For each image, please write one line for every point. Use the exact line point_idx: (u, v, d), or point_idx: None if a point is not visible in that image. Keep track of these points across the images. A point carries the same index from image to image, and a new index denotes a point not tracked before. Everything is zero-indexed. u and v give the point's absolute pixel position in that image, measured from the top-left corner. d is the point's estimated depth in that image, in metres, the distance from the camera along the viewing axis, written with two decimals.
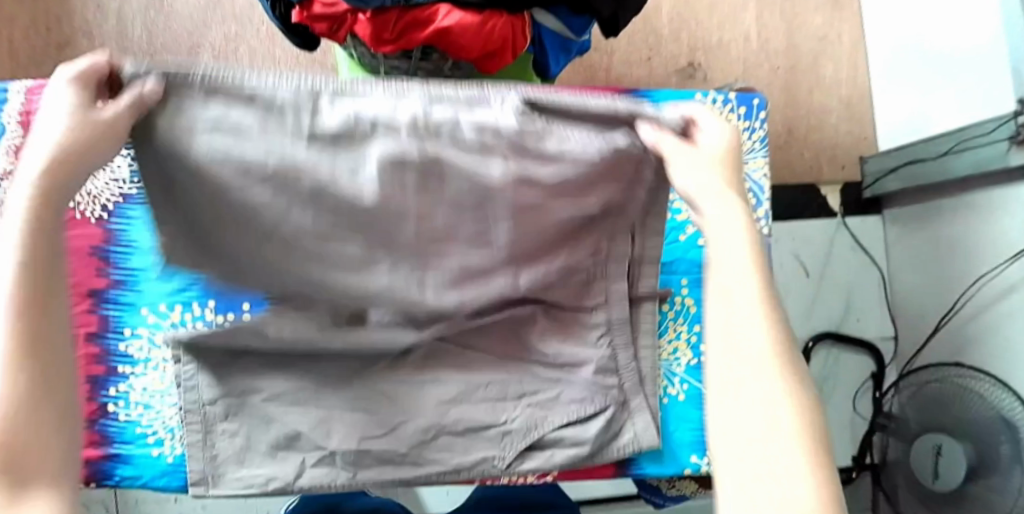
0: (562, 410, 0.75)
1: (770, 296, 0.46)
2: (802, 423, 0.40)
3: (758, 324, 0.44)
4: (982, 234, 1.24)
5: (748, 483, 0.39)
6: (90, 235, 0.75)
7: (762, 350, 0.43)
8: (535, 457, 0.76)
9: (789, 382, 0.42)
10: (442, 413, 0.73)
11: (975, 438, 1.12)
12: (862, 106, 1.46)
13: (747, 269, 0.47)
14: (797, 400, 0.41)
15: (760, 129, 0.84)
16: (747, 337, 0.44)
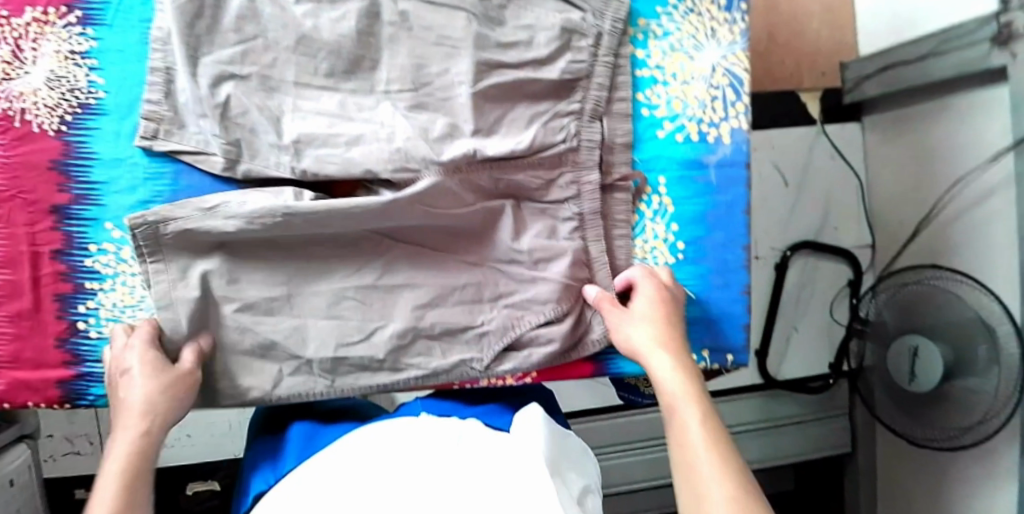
0: (536, 309, 0.76)
1: (702, 408, 0.63)
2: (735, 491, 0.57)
3: (696, 431, 0.61)
4: (962, 139, 1.24)
5: None
6: (46, 149, 0.72)
7: (704, 453, 0.59)
8: (515, 357, 0.75)
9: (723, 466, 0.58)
10: (420, 315, 0.74)
11: (952, 340, 1.15)
12: (844, 9, 1.41)
13: (687, 395, 0.64)
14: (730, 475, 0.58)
15: (740, 21, 0.81)
16: (693, 446, 0.60)
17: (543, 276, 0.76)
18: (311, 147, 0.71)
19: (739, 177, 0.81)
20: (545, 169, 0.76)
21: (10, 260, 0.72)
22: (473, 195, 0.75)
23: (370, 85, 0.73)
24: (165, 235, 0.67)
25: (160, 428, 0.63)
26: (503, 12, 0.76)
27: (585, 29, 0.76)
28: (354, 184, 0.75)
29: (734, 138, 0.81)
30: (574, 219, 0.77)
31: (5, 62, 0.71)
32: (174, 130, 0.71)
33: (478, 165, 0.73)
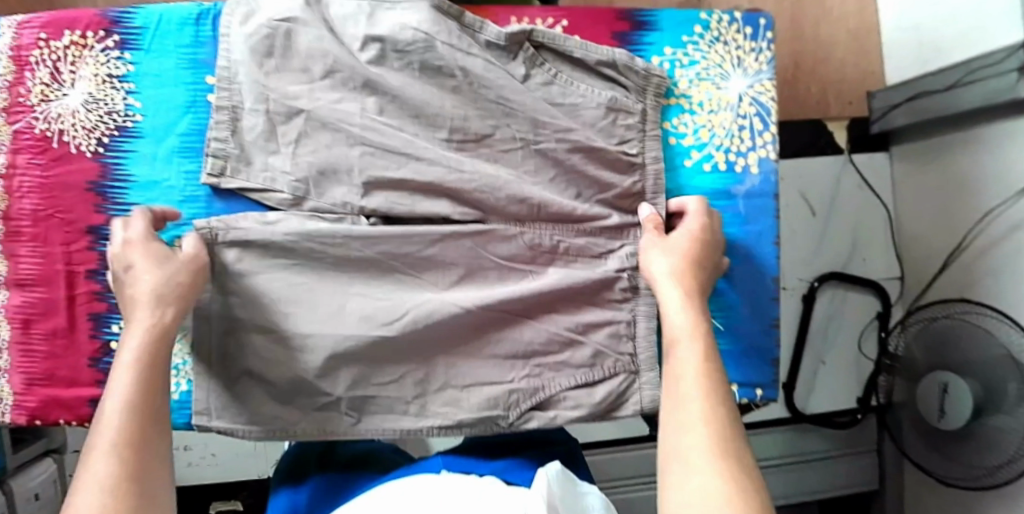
0: (570, 372, 0.75)
1: (708, 355, 0.60)
2: (716, 436, 0.53)
3: (694, 372, 0.58)
4: (990, 171, 1.22)
5: (683, 487, 0.51)
6: (84, 171, 0.74)
7: (697, 397, 0.56)
8: (540, 417, 0.74)
9: (711, 409, 0.55)
10: (449, 360, 0.74)
11: (983, 375, 1.12)
12: (871, 40, 1.41)
13: (688, 332, 0.61)
14: (717, 421, 0.54)
15: (768, 50, 0.81)
16: (685, 377, 0.58)
17: (582, 341, 0.75)
18: (379, 190, 0.73)
19: (769, 207, 0.80)
20: (606, 236, 0.77)
21: (47, 278, 0.74)
22: (532, 253, 0.75)
23: (410, 124, 0.73)
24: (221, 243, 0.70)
25: (168, 334, 0.60)
26: (549, 89, 0.76)
27: (631, 107, 0.76)
28: (418, 221, 0.75)
29: (762, 168, 0.80)
30: (629, 293, 0.77)
31: (45, 84, 0.74)
32: (240, 167, 0.72)
33: (541, 222, 0.76)
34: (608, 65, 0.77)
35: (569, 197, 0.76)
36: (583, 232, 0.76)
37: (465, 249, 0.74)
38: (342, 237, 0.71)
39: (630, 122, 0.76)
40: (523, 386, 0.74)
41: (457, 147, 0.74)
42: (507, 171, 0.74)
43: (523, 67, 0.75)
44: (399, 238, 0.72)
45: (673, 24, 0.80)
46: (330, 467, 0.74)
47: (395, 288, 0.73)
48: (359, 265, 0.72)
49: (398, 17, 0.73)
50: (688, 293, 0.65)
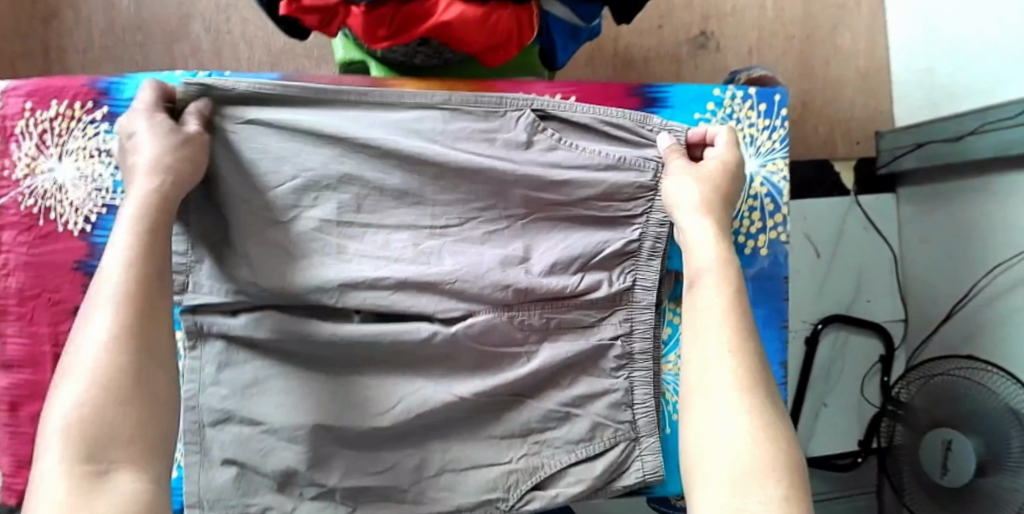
0: (571, 450, 0.73)
1: (732, 280, 0.61)
2: (742, 367, 0.55)
3: (717, 299, 0.59)
4: (999, 221, 1.20)
5: (711, 423, 0.53)
6: (71, 250, 0.72)
7: (721, 325, 0.57)
8: (540, 498, 0.72)
9: (734, 331, 0.57)
10: (446, 449, 0.72)
11: (986, 433, 1.10)
12: (880, 79, 1.39)
13: (712, 257, 0.63)
14: (740, 347, 0.56)
15: (781, 128, 0.78)
16: (708, 301, 0.59)
17: (579, 413, 0.74)
18: (354, 290, 0.68)
19: (778, 290, 0.78)
20: (595, 309, 0.75)
21: (34, 359, 0.72)
22: (522, 336, 0.73)
23: (414, 213, 0.71)
24: (210, 334, 0.69)
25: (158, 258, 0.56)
26: (552, 153, 0.72)
27: (644, 168, 0.73)
28: (412, 316, 0.71)
29: (773, 250, 0.77)
30: (623, 359, 0.75)
31: (30, 157, 0.71)
32: (228, 250, 0.68)
33: (529, 303, 0.72)
34: (615, 125, 0.73)
35: (563, 272, 0.73)
36: (575, 305, 0.74)
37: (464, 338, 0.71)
38: (329, 340, 0.68)
39: (641, 182, 0.73)
40: (523, 466, 0.72)
41: (440, 233, 0.71)
42: (492, 253, 0.72)
43: (525, 132, 0.72)
44: (392, 337, 0.69)
45: (684, 100, 0.78)
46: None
47: (394, 373, 0.71)
48: (354, 353, 0.70)
49: (372, 118, 0.70)
50: (718, 228, 0.65)
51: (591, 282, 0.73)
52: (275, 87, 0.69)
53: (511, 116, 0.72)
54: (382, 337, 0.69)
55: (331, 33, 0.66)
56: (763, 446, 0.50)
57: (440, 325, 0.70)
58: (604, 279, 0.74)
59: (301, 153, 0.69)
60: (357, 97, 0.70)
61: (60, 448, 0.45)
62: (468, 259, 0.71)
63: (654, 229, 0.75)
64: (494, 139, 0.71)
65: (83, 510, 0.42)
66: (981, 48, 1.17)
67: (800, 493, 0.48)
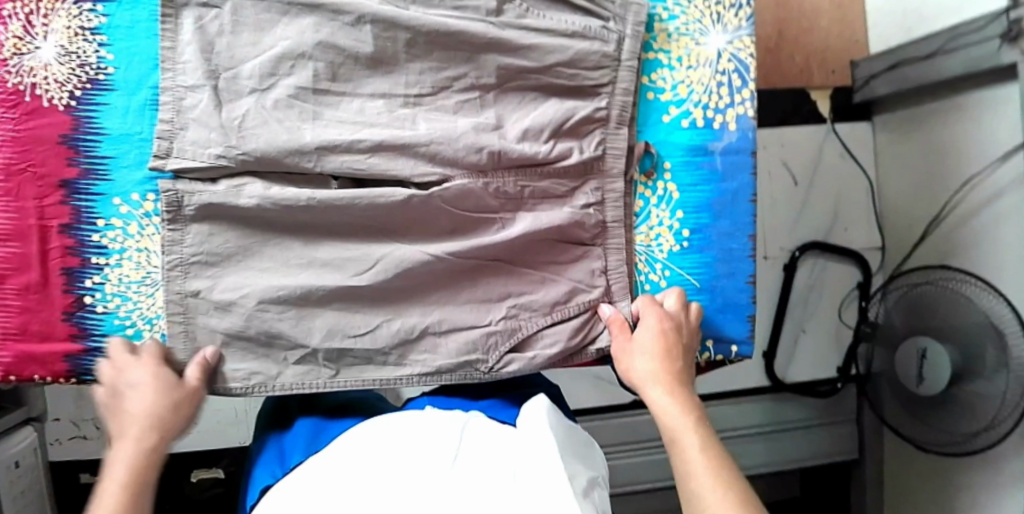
0: (550, 309, 0.76)
1: (670, 371, 0.69)
2: (684, 407, 0.66)
3: (660, 386, 0.68)
4: (972, 139, 1.22)
5: None
6: (56, 124, 0.73)
7: (669, 404, 0.66)
8: (519, 360, 0.74)
9: (669, 383, 0.68)
10: (427, 313, 0.74)
11: (962, 342, 1.12)
12: (855, 9, 1.41)
13: (657, 372, 0.69)
14: (679, 394, 0.67)
15: (747, 6, 0.81)
16: (657, 393, 0.68)
17: (557, 278, 0.76)
18: (333, 155, 0.70)
19: (745, 164, 0.82)
20: (568, 178, 0.77)
21: (19, 233, 0.72)
22: (498, 201, 0.75)
23: (393, 81, 0.73)
24: (187, 207, 0.69)
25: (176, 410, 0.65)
26: (522, 21, 0.75)
27: (607, 37, 0.76)
28: (389, 181, 0.73)
29: (740, 125, 0.81)
30: (598, 228, 0.78)
31: (17, 37, 0.73)
32: (209, 114, 0.70)
33: (503, 170, 0.75)
34: None
35: (531, 142, 0.75)
36: (546, 177, 0.76)
37: (436, 207, 0.73)
38: (307, 203, 0.69)
39: (605, 50, 0.76)
40: (501, 329, 0.75)
41: (413, 102, 0.73)
42: (465, 121, 0.74)
43: (494, 0, 0.74)
44: (367, 201, 0.70)
45: None
46: (315, 410, 0.76)
47: (372, 237, 0.73)
48: (334, 218, 0.71)
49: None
50: (671, 391, 0.67)
51: (563, 149, 0.76)
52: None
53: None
54: (359, 199, 0.70)
55: None
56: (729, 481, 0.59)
57: (416, 189, 0.72)
58: (575, 147, 0.77)
59: (278, 20, 0.71)
60: None
61: None
62: (444, 126, 0.73)
63: (622, 102, 0.78)
64: (463, 8, 0.73)
65: None
66: None
67: None
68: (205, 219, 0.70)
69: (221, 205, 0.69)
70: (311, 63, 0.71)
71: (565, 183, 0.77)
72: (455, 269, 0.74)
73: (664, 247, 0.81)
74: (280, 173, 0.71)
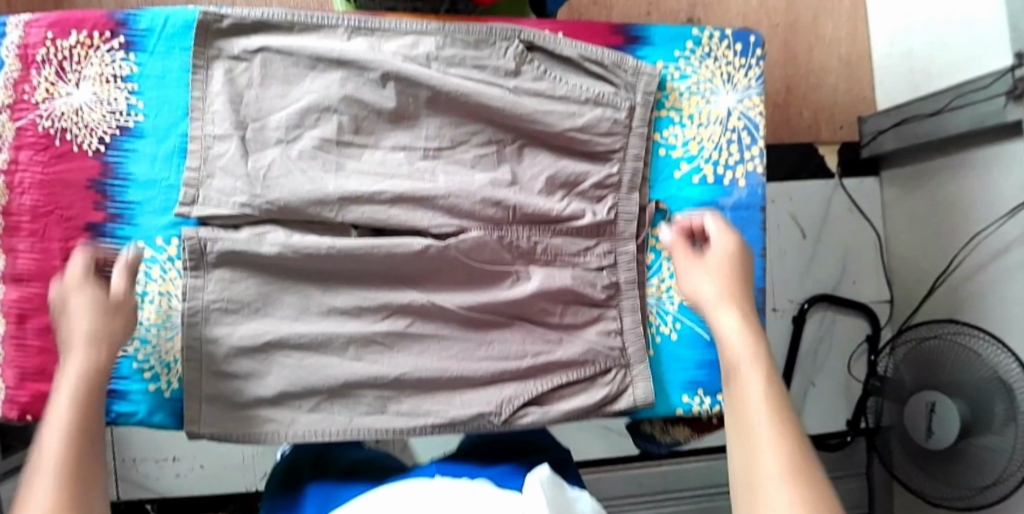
0: (562, 370, 0.76)
1: (739, 296, 0.65)
2: (748, 329, 0.61)
3: (729, 310, 0.63)
4: (978, 194, 1.22)
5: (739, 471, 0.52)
6: (84, 169, 0.75)
7: (734, 328, 0.61)
8: (536, 411, 0.75)
9: (737, 305, 0.64)
10: (442, 364, 0.74)
11: (969, 396, 1.12)
12: (862, 66, 1.45)
13: (721, 292, 0.65)
14: (747, 318, 0.62)
15: (757, 66, 0.84)
16: (723, 315, 0.63)
17: (571, 339, 0.77)
18: (355, 205, 0.72)
19: (755, 220, 0.83)
20: (582, 236, 0.78)
21: (44, 274, 0.74)
22: (511, 255, 0.76)
23: (413, 136, 0.75)
24: (209, 253, 0.70)
25: (84, 380, 0.56)
26: (539, 83, 0.77)
27: (618, 105, 0.78)
28: (407, 232, 0.75)
29: (750, 181, 0.82)
30: (612, 288, 0.79)
31: (50, 82, 0.75)
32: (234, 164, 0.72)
33: (519, 224, 0.76)
34: (596, 62, 0.79)
35: (546, 199, 0.77)
36: (560, 232, 0.77)
37: (451, 259, 0.74)
38: (327, 251, 0.71)
39: (617, 117, 0.78)
40: (515, 384, 0.75)
41: (432, 155, 0.75)
42: (482, 176, 0.76)
43: (513, 61, 0.76)
44: (386, 250, 0.72)
45: (665, 39, 0.83)
46: (325, 473, 0.72)
47: (390, 286, 0.74)
48: (355, 267, 0.73)
49: (370, 42, 0.75)
50: (745, 315, 0.63)
51: (576, 209, 0.77)
52: (281, 18, 0.74)
53: (501, 46, 0.76)
54: (378, 249, 0.72)
55: None
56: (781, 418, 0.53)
57: (434, 240, 0.74)
58: (589, 210, 0.78)
59: (306, 72, 0.73)
60: (358, 27, 0.75)
61: None
62: (461, 179, 0.75)
63: (635, 159, 0.80)
64: (483, 67, 0.76)
65: None
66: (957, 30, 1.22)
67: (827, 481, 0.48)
68: (226, 264, 0.71)
69: (243, 254, 0.71)
70: (337, 116, 0.73)
71: (582, 240, 0.78)
72: (469, 322, 0.75)
73: (675, 300, 0.82)
74: (302, 220, 0.73)
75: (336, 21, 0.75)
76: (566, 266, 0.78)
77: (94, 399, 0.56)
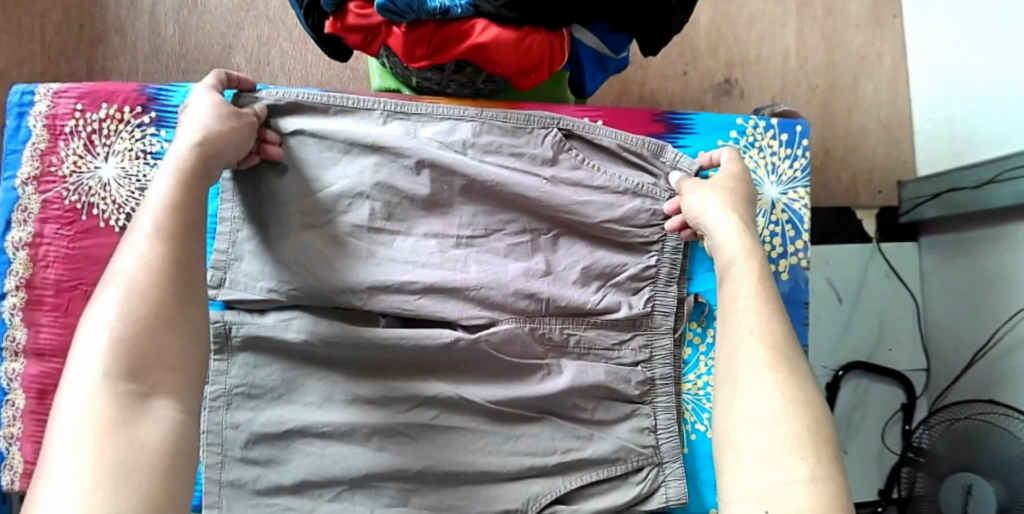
0: (592, 467, 0.73)
1: (758, 256, 0.62)
2: (765, 291, 0.59)
3: (745, 270, 0.61)
4: (1021, 267, 1.17)
5: (741, 421, 0.50)
6: (110, 244, 0.74)
7: (749, 287, 0.59)
8: (561, 511, 0.71)
9: (756, 264, 0.61)
10: (469, 459, 0.71)
11: (1006, 479, 1.05)
12: (902, 130, 1.43)
13: (741, 247, 0.63)
14: (764, 279, 0.60)
15: (802, 157, 0.82)
16: (740, 271, 0.61)
17: (602, 435, 0.74)
18: (383, 295, 0.70)
19: (799, 315, 0.79)
20: (616, 329, 0.76)
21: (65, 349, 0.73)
22: (543, 347, 0.74)
23: (446, 222, 0.73)
24: (234, 337, 0.68)
25: (187, 240, 0.52)
26: (576, 173, 0.75)
27: (658, 196, 0.76)
28: (438, 321, 0.73)
29: (793, 274, 0.79)
30: (646, 383, 0.76)
31: (78, 155, 0.75)
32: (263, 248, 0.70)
33: (550, 316, 0.74)
34: (635, 152, 0.77)
35: (580, 290, 0.75)
36: (594, 324, 0.75)
37: (479, 352, 0.71)
38: (353, 340, 0.69)
39: (656, 208, 0.76)
40: (543, 480, 0.72)
41: (466, 243, 0.73)
42: (515, 266, 0.74)
43: (550, 150, 0.75)
44: (414, 341, 0.70)
45: (708, 128, 0.81)
46: None
47: (418, 375, 0.72)
48: (379, 355, 0.70)
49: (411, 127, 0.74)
50: (762, 273, 0.60)
51: (611, 301, 0.75)
52: (318, 101, 0.73)
53: (539, 134, 0.75)
54: (407, 339, 0.70)
55: (374, 52, 0.73)
56: (793, 383, 0.51)
57: (464, 332, 0.72)
58: (624, 302, 0.76)
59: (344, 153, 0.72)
60: (394, 110, 0.74)
61: (94, 370, 0.42)
62: (493, 270, 0.73)
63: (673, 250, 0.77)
64: (520, 155, 0.75)
65: (120, 425, 0.40)
66: (1004, 99, 1.18)
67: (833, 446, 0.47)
68: (251, 350, 0.69)
69: (269, 342, 0.69)
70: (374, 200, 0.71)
71: (618, 330, 0.76)
72: (497, 418, 0.73)
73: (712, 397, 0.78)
74: (326, 305, 0.70)
75: (376, 105, 0.74)
76: (599, 359, 0.76)
77: (192, 259, 0.52)
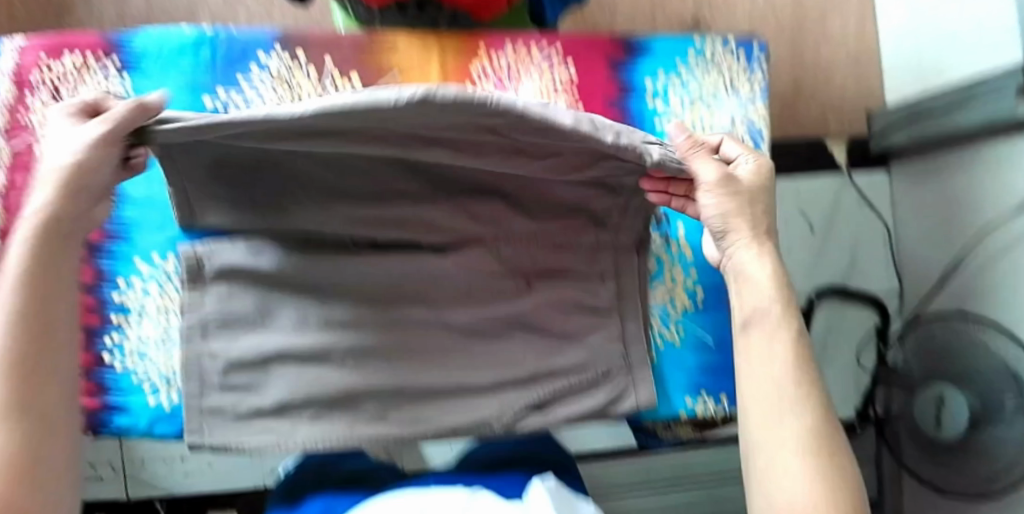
0: (563, 375, 0.76)
1: (777, 273, 0.67)
2: (785, 315, 0.66)
3: (767, 291, 0.67)
4: (984, 189, 1.20)
5: (779, 460, 0.61)
6: None
7: (772, 315, 0.66)
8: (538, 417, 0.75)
9: (777, 283, 0.67)
10: (444, 374, 0.73)
11: (978, 387, 1.09)
12: (871, 63, 1.44)
13: (759, 259, 0.68)
14: (783, 299, 0.67)
15: (759, 73, 0.84)
16: (759, 290, 0.67)
17: (575, 344, 0.77)
18: (348, 220, 0.71)
19: None
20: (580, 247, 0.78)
21: None
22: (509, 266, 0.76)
23: None
24: (208, 270, 0.70)
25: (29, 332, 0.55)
26: None
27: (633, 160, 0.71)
28: (405, 244, 0.74)
29: None
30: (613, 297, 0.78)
31: (47, 105, 0.75)
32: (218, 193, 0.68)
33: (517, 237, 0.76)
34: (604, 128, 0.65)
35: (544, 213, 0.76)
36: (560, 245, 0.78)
37: (448, 268, 0.74)
38: (325, 264, 0.71)
39: None
40: (517, 391, 0.75)
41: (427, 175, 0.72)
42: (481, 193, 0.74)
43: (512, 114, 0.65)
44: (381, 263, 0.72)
45: (666, 50, 0.82)
46: (325, 485, 0.72)
47: (392, 300, 0.73)
48: (349, 280, 0.72)
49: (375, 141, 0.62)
50: (781, 293, 0.67)
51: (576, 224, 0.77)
52: (259, 119, 0.54)
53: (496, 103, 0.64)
54: (378, 262, 0.72)
55: None
56: (818, 424, 0.62)
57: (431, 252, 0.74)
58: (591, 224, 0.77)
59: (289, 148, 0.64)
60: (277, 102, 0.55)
61: None
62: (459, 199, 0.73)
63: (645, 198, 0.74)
64: None
65: None
66: (967, 22, 1.18)
67: (852, 477, 0.60)
68: (224, 279, 0.71)
69: (239, 272, 0.70)
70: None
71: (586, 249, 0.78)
72: (468, 338, 0.75)
73: (679, 307, 0.84)
74: (289, 230, 0.71)
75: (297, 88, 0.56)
76: (567, 272, 0.77)
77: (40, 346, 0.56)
